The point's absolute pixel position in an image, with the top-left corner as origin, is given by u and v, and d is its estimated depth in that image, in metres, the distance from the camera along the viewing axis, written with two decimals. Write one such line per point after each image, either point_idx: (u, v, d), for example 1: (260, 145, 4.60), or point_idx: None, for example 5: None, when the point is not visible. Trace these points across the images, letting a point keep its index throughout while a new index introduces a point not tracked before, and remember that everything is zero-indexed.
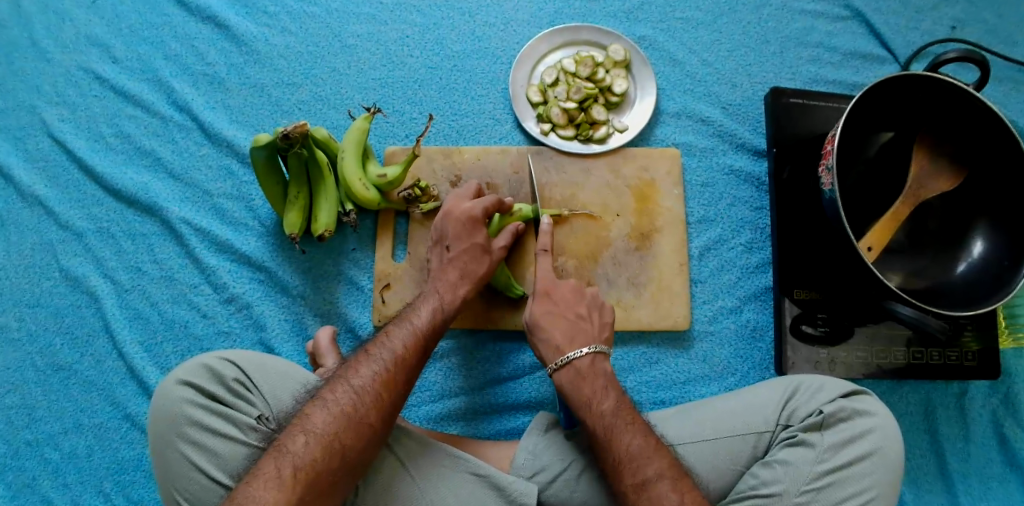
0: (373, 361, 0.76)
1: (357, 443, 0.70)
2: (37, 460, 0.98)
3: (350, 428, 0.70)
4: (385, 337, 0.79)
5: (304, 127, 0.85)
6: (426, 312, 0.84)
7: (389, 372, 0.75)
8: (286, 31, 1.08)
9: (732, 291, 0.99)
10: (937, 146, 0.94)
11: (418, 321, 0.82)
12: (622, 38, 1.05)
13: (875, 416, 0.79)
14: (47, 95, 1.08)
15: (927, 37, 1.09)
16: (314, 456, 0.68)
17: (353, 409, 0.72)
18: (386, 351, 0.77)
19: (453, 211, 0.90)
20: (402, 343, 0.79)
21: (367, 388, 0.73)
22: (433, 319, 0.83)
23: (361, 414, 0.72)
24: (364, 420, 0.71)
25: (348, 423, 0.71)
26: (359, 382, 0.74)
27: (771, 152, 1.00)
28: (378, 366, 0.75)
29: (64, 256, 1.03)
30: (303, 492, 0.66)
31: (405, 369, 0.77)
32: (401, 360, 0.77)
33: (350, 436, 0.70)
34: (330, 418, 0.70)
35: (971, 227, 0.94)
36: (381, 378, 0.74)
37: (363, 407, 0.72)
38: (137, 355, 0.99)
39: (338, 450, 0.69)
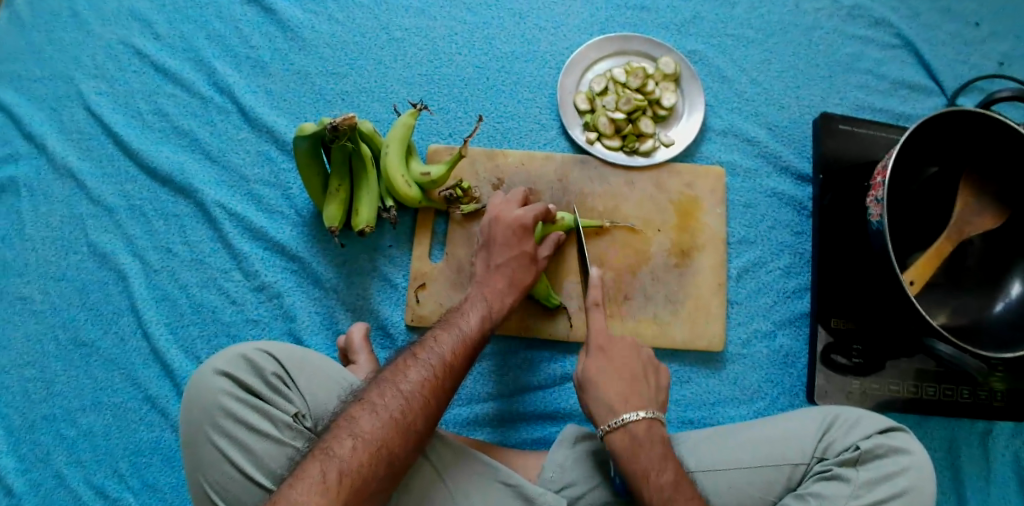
0: (422, 366, 0.75)
1: (403, 450, 0.70)
2: (54, 436, 0.97)
3: (397, 435, 0.70)
4: (434, 341, 0.79)
5: (353, 120, 0.84)
6: (475, 317, 0.84)
7: (437, 379, 0.75)
8: (334, 19, 1.07)
9: (768, 315, 0.99)
10: (983, 186, 0.94)
11: (466, 327, 0.82)
12: (673, 51, 1.04)
13: (911, 454, 0.79)
14: (85, 66, 1.05)
15: (975, 72, 1.08)
16: (361, 461, 0.67)
17: (401, 414, 0.71)
18: (434, 357, 0.77)
19: (503, 217, 0.91)
20: (450, 349, 0.78)
21: (416, 394, 0.73)
22: (481, 325, 0.83)
23: (409, 421, 0.71)
24: (412, 427, 0.71)
25: (396, 429, 0.70)
26: (408, 387, 0.73)
27: (817, 178, 1.00)
28: (427, 373, 0.75)
29: (94, 231, 1.01)
30: (348, 498, 0.65)
31: (452, 376, 0.77)
32: (449, 366, 0.77)
33: (397, 443, 0.70)
34: (377, 423, 0.70)
35: (1011, 267, 0.93)
36: (429, 385, 0.74)
37: (411, 414, 0.71)
38: (163, 337, 0.98)
39: (385, 457, 0.69)
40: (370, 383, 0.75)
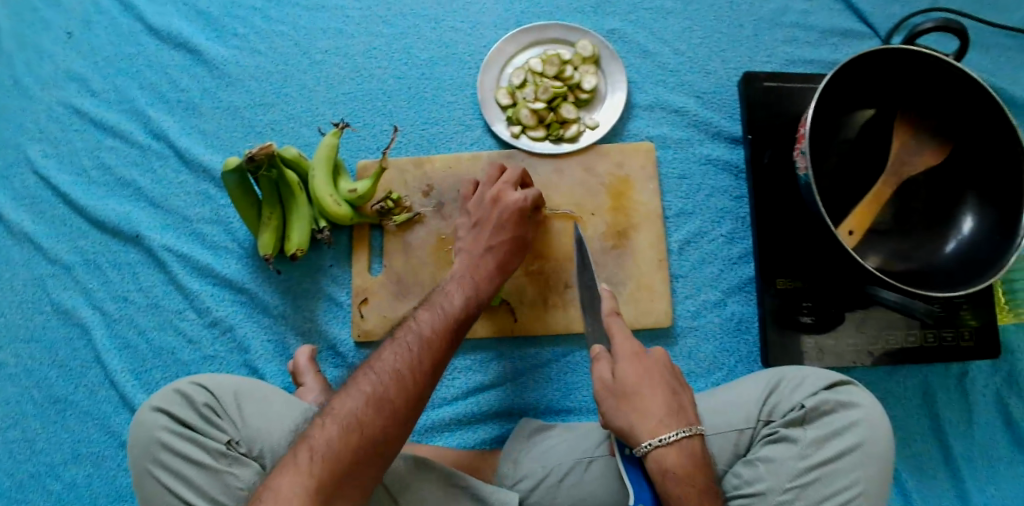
0: (397, 344, 0.73)
1: (381, 423, 0.67)
2: (41, 491, 1.00)
3: (369, 407, 0.67)
4: (415, 320, 0.76)
5: (269, 148, 0.85)
6: (459, 298, 0.81)
7: (415, 354, 0.72)
8: (256, 52, 1.09)
9: (715, 284, 0.97)
10: (920, 122, 0.90)
11: (447, 306, 0.79)
12: (590, 33, 1.02)
13: (860, 407, 0.76)
14: (30, 132, 1.10)
15: (908, 9, 1.05)
16: (332, 434, 0.66)
17: (374, 391, 0.69)
18: (414, 338, 0.74)
19: (503, 200, 0.90)
20: (432, 327, 0.75)
21: (398, 370, 0.70)
22: (465, 304, 0.81)
23: (389, 396, 0.68)
24: (394, 401, 0.68)
25: (378, 404, 0.68)
26: (387, 366, 0.70)
27: (747, 139, 0.97)
28: (405, 350, 0.72)
29: (55, 289, 1.05)
30: (322, 472, 0.64)
31: (430, 350, 0.73)
32: (427, 342, 0.73)
33: (373, 414, 0.67)
34: (354, 402, 0.68)
35: (960, 204, 0.90)
36: (409, 363, 0.71)
37: (386, 387, 0.69)
38: (128, 383, 1.01)
39: (357, 429, 0.66)
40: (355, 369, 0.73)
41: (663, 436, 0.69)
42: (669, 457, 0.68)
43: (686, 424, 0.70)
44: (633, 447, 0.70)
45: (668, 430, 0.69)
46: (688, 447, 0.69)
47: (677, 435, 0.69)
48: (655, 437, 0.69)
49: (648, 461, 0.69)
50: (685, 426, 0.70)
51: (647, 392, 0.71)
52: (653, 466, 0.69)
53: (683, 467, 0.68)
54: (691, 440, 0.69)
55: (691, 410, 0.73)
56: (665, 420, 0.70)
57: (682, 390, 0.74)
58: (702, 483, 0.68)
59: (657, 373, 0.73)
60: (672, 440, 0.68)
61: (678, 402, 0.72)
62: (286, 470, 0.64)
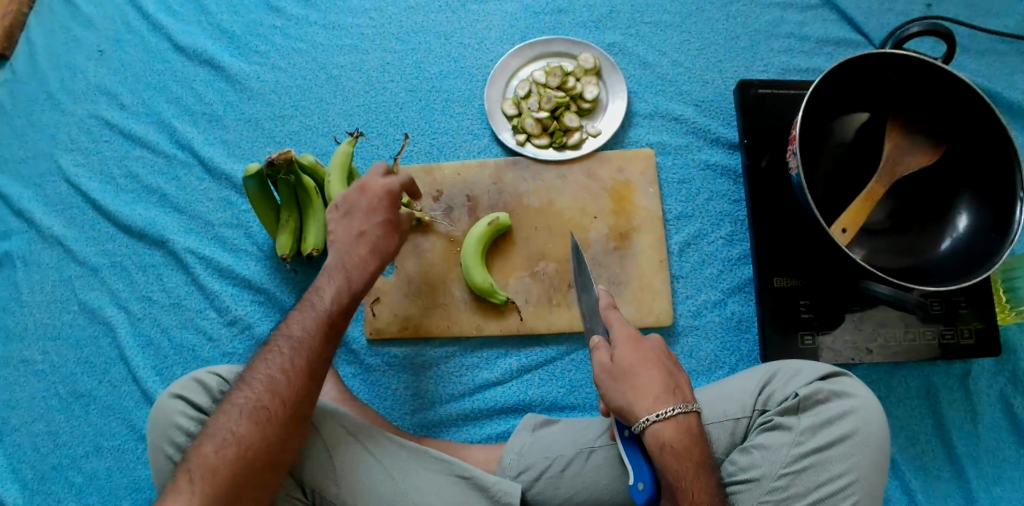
0: (276, 355, 0.76)
1: (256, 435, 0.72)
2: (63, 483, 1.05)
3: (245, 420, 0.73)
4: (286, 325, 0.79)
5: (287, 154, 0.91)
6: (329, 294, 0.81)
7: (287, 359, 0.76)
8: (275, 67, 1.16)
9: (715, 285, 1.00)
10: (910, 123, 0.92)
11: (318, 305, 0.80)
12: (592, 47, 1.08)
13: (854, 397, 0.77)
14: (63, 142, 1.18)
15: (902, 18, 1.08)
16: (212, 452, 0.71)
17: (253, 404, 0.73)
18: (287, 345, 0.77)
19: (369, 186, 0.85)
20: (301, 325, 0.79)
21: (264, 379, 0.75)
22: (336, 302, 0.81)
23: (257, 404, 0.74)
24: (264, 411, 0.73)
25: (245, 416, 0.73)
26: (262, 377, 0.75)
27: (743, 144, 1.01)
28: (276, 358, 0.76)
29: (83, 289, 1.11)
30: (202, 490, 0.69)
31: (307, 355, 0.77)
32: (299, 348, 0.77)
33: (255, 429, 0.72)
34: (236, 418, 0.73)
35: (954, 202, 0.92)
36: (284, 369, 0.75)
37: (261, 398, 0.74)
38: (150, 379, 1.06)
39: (235, 443, 0.71)
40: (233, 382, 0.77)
41: (663, 411, 0.71)
42: (669, 431, 0.71)
43: (681, 401, 0.73)
44: (632, 424, 0.72)
45: (665, 407, 0.71)
46: (688, 424, 0.72)
47: (675, 410, 0.71)
48: (653, 412, 0.71)
49: (646, 436, 0.71)
50: (681, 403, 0.73)
51: (643, 372, 0.73)
52: (651, 441, 0.71)
53: (679, 441, 0.71)
54: (687, 417, 0.72)
55: (686, 390, 0.75)
56: (660, 397, 0.72)
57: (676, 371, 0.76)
58: (697, 457, 0.71)
59: (653, 355, 0.75)
60: (672, 415, 0.71)
61: (674, 382, 0.74)
62: (173, 491, 0.69)
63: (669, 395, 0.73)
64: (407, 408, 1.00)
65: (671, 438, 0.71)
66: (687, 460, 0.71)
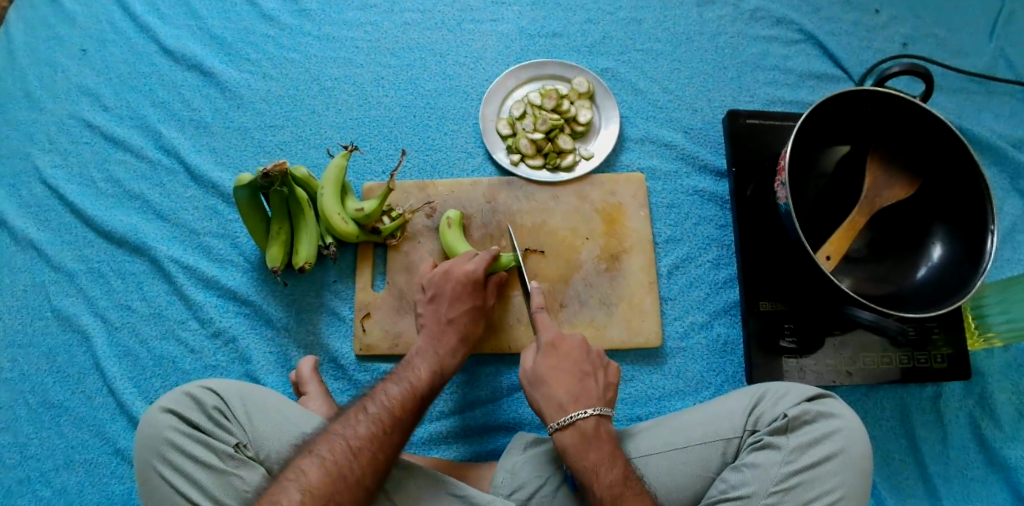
0: (372, 420, 0.81)
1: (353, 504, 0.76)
2: (29, 498, 1.01)
3: (344, 489, 0.75)
4: (386, 397, 0.84)
5: (283, 165, 0.89)
6: (424, 370, 0.89)
7: (384, 433, 0.80)
8: (268, 77, 1.15)
9: (702, 307, 1.02)
10: (889, 157, 0.97)
11: (414, 381, 0.87)
12: (586, 71, 1.10)
13: (839, 418, 0.80)
14: (40, 142, 1.14)
15: (879, 56, 1.14)
16: None
17: (349, 469, 0.76)
18: (386, 419, 0.81)
19: (454, 271, 0.96)
20: (399, 400, 0.84)
21: (364, 448, 0.78)
22: (431, 379, 0.89)
23: (356, 476, 0.76)
24: (359, 481, 0.76)
25: (342, 484, 0.75)
26: (360, 444, 0.78)
27: (731, 171, 1.04)
28: (375, 427, 0.80)
29: (56, 295, 1.08)
30: None
31: (401, 428, 0.82)
32: (397, 419, 0.82)
33: (351, 498, 0.76)
34: (336, 486, 0.75)
35: (928, 234, 0.96)
36: (379, 443, 0.79)
37: (358, 468, 0.77)
38: (126, 391, 1.03)
39: None
40: (318, 437, 0.80)
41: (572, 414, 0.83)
42: (578, 435, 0.82)
43: (598, 405, 0.85)
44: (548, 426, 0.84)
45: (578, 409, 0.83)
46: (591, 425, 0.82)
47: (590, 411, 0.83)
48: (566, 415, 0.83)
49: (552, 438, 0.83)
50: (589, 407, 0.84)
51: None
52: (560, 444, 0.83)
53: (576, 443, 0.81)
54: (587, 420, 0.83)
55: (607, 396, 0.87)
56: (579, 400, 0.84)
57: (599, 373, 0.88)
58: (598, 453, 0.80)
59: (567, 363, 0.88)
60: (586, 415, 0.83)
61: (583, 386, 0.86)
62: None
63: None
64: None
65: (591, 433, 0.82)
66: (589, 446, 0.81)
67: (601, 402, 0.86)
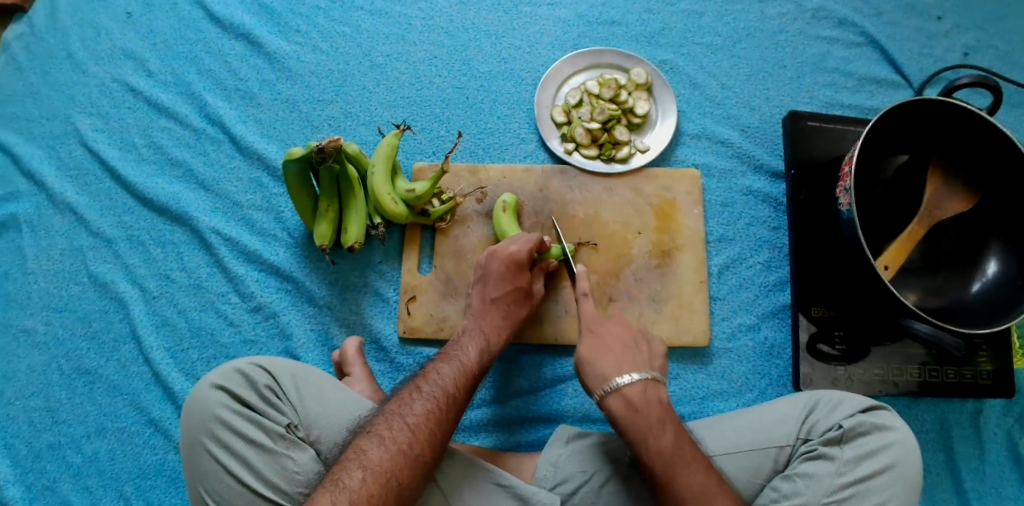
0: (426, 399, 0.80)
1: (415, 482, 0.75)
2: (59, 463, 0.99)
3: (405, 465, 0.74)
4: (438, 373, 0.84)
5: (338, 141, 0.86)
6: (472, 350, 0.88)
7: (440, 411, 0.80)
8: (317, 49, 1.12)
9: (751, 309, 1.02)
10: (949, 169, 0.96)
11: (465, 360, 0.87)
12: (644, 62, 1.08)
13: (895, 431, 0.80)
14: (81, 104, 1.12)
15: (940, 64, 1.12)
16: (370, 492, 0.71)
17: (409, 446, 0.76)
18: (441, 397, 0.81)
19: (499, 252, 0.94)
20: (452, 380, 0.83)
21: (422, 425, 0.78)
22: (480, 358, 0.88)
23: (416, 452, 0.76)
24: (419, 458, 0.76)
25: (403, 460, 0.75)
26: (418, 422, 0.78)
27: (790, 174, 1.03)
28: (431, 404, 0.80)
29: (94, 261, 1.06)
30: None
31: (455, 406, 0.82)
32: (452, 398, 0.82)
33: (413, 476, 0.75)
34: (396, 464, 0.74)
35: (985, 249, 0.96)
36: (435, 420, 0.79)
37: (417, 445, 0.76)
38: (163, 361, 1.01)
39: (395, 490, 0.73)
40: (373, 416, 0.79)
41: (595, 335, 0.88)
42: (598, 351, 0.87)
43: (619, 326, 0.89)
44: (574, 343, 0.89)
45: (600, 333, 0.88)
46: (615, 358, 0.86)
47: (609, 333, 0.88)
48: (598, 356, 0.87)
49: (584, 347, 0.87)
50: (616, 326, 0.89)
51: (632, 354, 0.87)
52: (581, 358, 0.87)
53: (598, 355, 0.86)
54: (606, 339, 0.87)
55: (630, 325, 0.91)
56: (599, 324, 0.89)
57: (616, 308, 0.92)
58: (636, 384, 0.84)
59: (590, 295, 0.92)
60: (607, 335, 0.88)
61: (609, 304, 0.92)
62: None
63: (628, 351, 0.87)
64: None
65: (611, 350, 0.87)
66: (609, 351, 0.87)
67: (622, 326, 0.90)
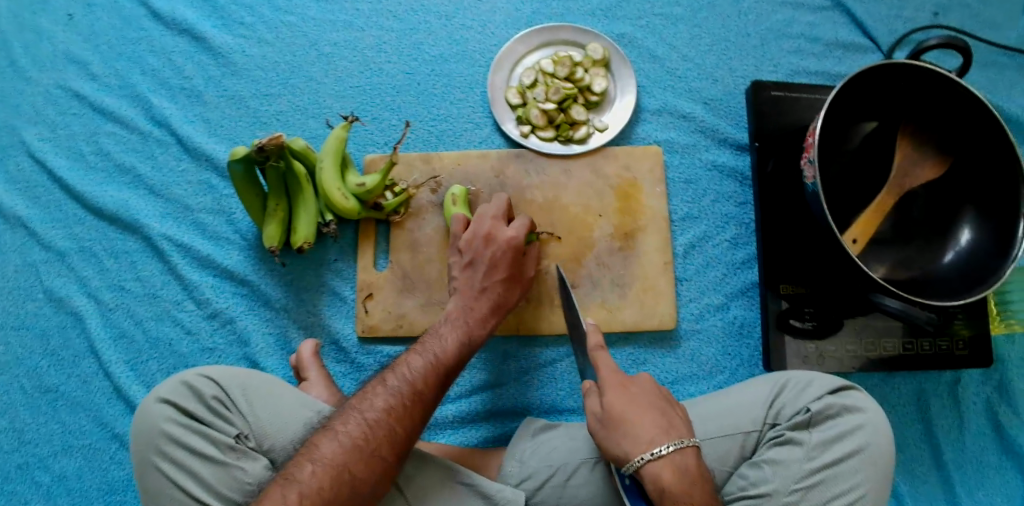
0: (389, 392, 0.77)
1: (370, 476, 0.72)
2: (28, 483, 0.98)
3: (360, 462, 0.72)
4: (408, 367, 0.81)
5: (279, 138, 0.83)
6: (451, 342, 0.85)
7: (404, 405, 0.76)
8: (263, 42, 1.08)
9: (719, 289, 0.99)
10: (920, 134, 0.92)
11: (439, 353, 0.83)
12: (600, 36, 1.03)
13: (864, 412, 0.77)
14: (26, 114, 1.08)
15: (909, 25, 1.07)
16: (320, 486, 0.69)
17: (365, 440, 0.73)
18: (407, 392, 0.78)
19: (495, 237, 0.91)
20: (421, 374, 0.80)
21: (381, 420, 0.74)
22: (456, 352, 0.85)
23: (373, 447, 0.73)
24: (375, 453, 0.73)
25: (358, 455, 0.72)
26: (379, 417, 0.75)
27: (754, 146, 0.99)
28: (396, 397, 0.77)
29: (48, 275, 1.03)
30: None
31: (421, 400, 0.78)
32: (418, 392, 0.78)
33: (368, 469, 0.72)
34: (351, 457, 0.71)
35: (958, 217, 0.91)
36: (399, 417, 0.75)
37: (374, 438, 0.73)
38: (123, 374, 0.99)
39: (348, 486, 0.70)
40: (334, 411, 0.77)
41: (654, 449, 0.70)
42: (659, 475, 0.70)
43: (683, 434, 0.73)
44: (626, 462, 0.71)
45: (664, 443, 0.71)
46: (676, 458, 0.70)
47: (671, 445, 0.71)
48: (647, 451, 0.70)
49: (643, 474, 0.70)
50: (678, 440, 0.72)
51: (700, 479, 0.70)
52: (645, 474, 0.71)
53: (676, 481, 0.69)
54: (677, 452, 0.71)
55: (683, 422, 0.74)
56: (669, 431, 0.72)
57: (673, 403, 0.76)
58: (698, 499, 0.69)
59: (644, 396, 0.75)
60: (671, 449, 0.70)
61: (669, 418, 0.74)
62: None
63: (693, 465, 0.71)
64: None
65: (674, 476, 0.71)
66: (681, 464, 0.70)
67: (685, 431, 0.73)
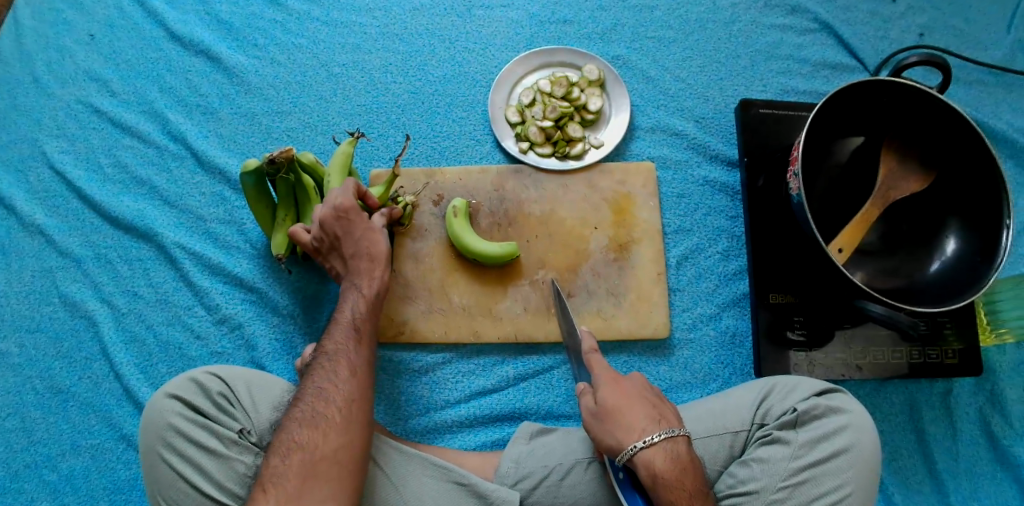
0: (340, 327, 0.85)
1: (341, 412, 0.77)
2: (37, 482, 1.01)
3: (337, 378, 0.79)
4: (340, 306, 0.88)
5: (289, 152, 0.87)
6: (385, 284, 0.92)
7: (354, 334, 0.84)
8: (275, 62, 1.14)
9: (711, 299, 1.02)
10: (903, 149, 0.94)
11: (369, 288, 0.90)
12: (596, 58, 1.09)
13: (848, 412, 0.79)
14: (48, 128, 1.14)
15: (895, 46, 1.12)
16: (307, 406, 0.77)
17: (334, 367, 0.80)
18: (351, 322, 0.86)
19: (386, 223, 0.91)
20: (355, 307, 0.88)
21: (339, 348, 0.83)
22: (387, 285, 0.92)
23: (340, 369, 0.80)
24: (346, 373, 0.80)
25: (332, 378, 0.79)
26: (317, 398, 0.78)
27: (743, 162, 1.03)
28: (325, 372, 0.80)
29: (64, 281, 1.08)
30: (304, 440, 0.74)
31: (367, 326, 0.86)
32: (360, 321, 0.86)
33: (321, 445, 0.74)
34: (300, 437, 0.75)
35: (944, 228, 0.94)
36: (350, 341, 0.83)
37: (340, 364, 0.81)
38: (132, 376, 1.03)
39: (334, 397, 0.78)
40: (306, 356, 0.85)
41: (647, 438, 0.73)
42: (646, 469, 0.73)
43: (671, 425, 0.75)
44: (620, 453, 0.74)
45: (655, 432, 0.74)
46: (665, 449, 0.73)
47: (661, 434, 0.73)
48: (640, 439, 0.73)
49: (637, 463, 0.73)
50: (669, 428, 0.75)
51: (688, 470, 0.73)
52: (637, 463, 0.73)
53: (668, 468, 0.72)
54: (667, 442, 0.73)
55: (673, 416, 0.77)
56: (660, 421, 0.75)
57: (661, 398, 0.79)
58: (689, 485, 0.72)
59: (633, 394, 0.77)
60: (661, 437, 0.73)
61: (659, 411, 0.77)
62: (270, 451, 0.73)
63: (683, 455, 0.74)
64: (404, 413, 0.98)
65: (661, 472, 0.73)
66: (670, 455, 0.73)
67: (673, 422, 0.76)
